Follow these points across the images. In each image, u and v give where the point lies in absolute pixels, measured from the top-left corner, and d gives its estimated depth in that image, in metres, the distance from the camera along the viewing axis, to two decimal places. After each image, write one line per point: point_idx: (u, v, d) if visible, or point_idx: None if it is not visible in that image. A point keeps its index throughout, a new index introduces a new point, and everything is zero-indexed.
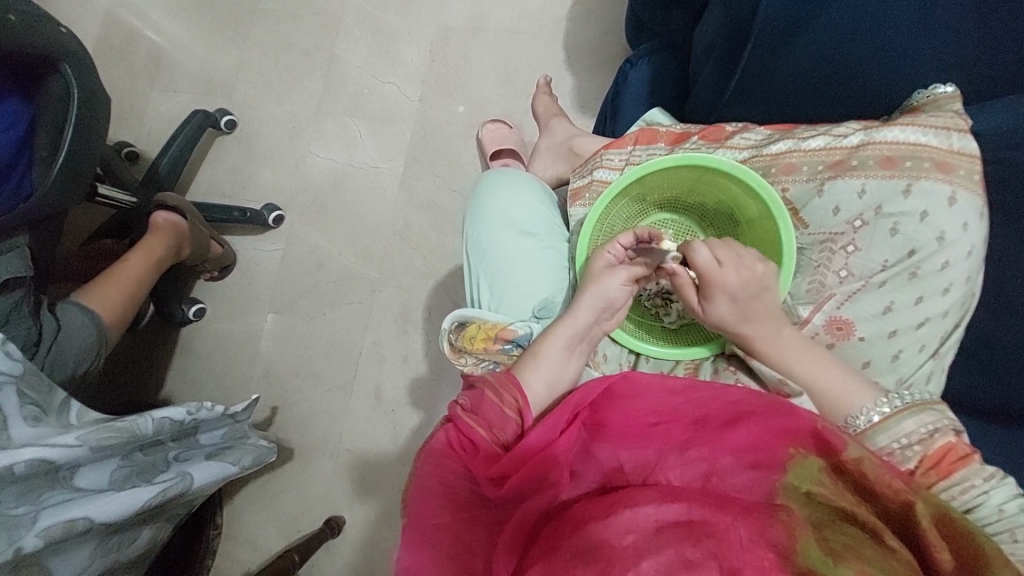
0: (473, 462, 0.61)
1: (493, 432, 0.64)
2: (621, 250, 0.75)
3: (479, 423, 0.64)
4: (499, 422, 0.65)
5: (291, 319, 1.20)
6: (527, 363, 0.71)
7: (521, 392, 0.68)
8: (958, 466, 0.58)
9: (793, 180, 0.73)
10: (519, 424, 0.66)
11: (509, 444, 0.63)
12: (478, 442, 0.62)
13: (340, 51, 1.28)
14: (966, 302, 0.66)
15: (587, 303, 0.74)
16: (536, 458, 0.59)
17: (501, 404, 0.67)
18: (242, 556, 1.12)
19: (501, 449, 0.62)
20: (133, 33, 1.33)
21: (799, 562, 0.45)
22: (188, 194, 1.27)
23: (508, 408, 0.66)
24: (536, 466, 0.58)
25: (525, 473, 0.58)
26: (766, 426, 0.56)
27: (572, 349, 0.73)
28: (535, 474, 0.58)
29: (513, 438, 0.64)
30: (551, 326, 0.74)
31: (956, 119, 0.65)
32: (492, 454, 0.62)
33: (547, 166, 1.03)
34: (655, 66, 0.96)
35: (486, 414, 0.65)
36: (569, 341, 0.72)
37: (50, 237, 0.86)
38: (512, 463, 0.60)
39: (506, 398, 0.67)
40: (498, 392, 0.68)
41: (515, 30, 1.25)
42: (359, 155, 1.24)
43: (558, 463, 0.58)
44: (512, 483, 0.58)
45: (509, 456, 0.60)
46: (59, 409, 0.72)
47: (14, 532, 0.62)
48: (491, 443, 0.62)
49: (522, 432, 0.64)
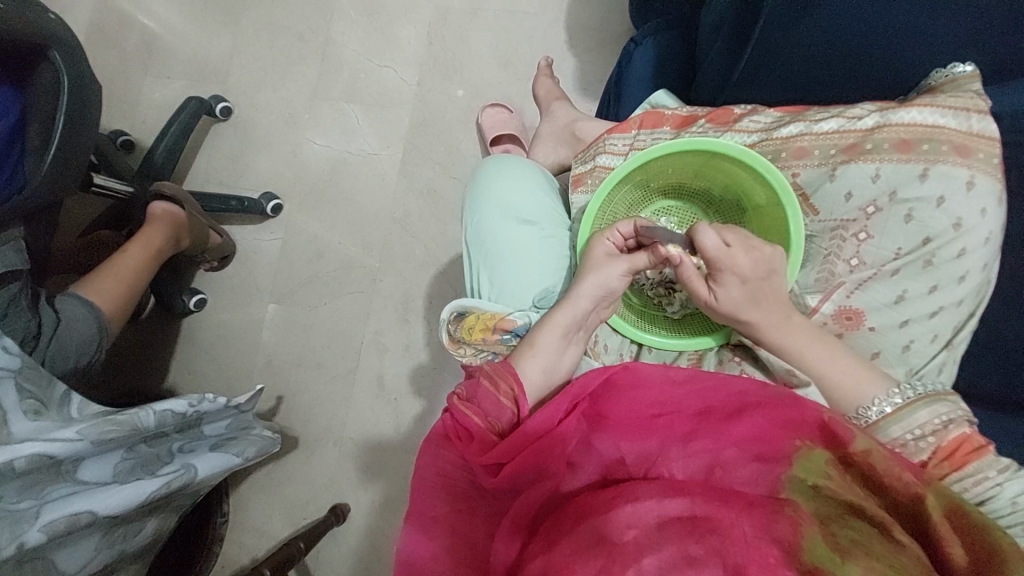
0: (468, 452, 0.59)
1: (489, 422, 0.62)
2: (620, 239, 0.74)
3: (475, 412, 0.62)
4: (494, 412, 0.63)
5: (292, 308, 1.19)
6: (523, 355, 0.69)
7: (517, 381, 0.65)
8: (972, 458, 0.56)
9: (803, 165, 0.71)
10: (515, 413, 0.64)
11: (505, 432, 0.62)
12: (474, 431, 0.61)
13: (336, 34, 1.26)
14: (981, 290, 0.63)
15: (583, 295, 0.71)
16: (533, 449, 0.56)
17: (497, 392, 0.64)
18: (249, 543, 1.13)
19: (496, 438, 0.61)
20: (125, 18, 1.30)
21: (804, 560, 0.44)
22: (185, 184, 1.25)
23: (503, 397, 0.64)
24: (536, 454, 0.56)
25: (522, 465, 0.56)
26: (773, 418, 0.54)
27: (569, 338, 0.71)
28: (533, 463, 0.56)
29: (510, 428, 0.62)
30: (548, 315, 0.72)
31: (976, 100, 0.62)
32: (489, 443, 0.60)
33: (548, 152, 1.01)
34: (660, 46, 0.93)
35: (482, 403, 0.63)
36: (567, 330, 0.70)
37: (44, 229, 0.84)
38: (508, 451, 0.58)
39: (502, 387, 0.64)
40: (493, 380, 0.66)
41: (513, 11, 1.21)
42: (358, 141, 1.22)
43: (557, 454, 0.57)
44: (507, 474, 0.56)
45: (505, 445, 0.58)
46: (60, 402, 0.70)
47: (18, 526, 0.62)
48: (487, 431, 0.61)
49: (519, 422, 0.63)
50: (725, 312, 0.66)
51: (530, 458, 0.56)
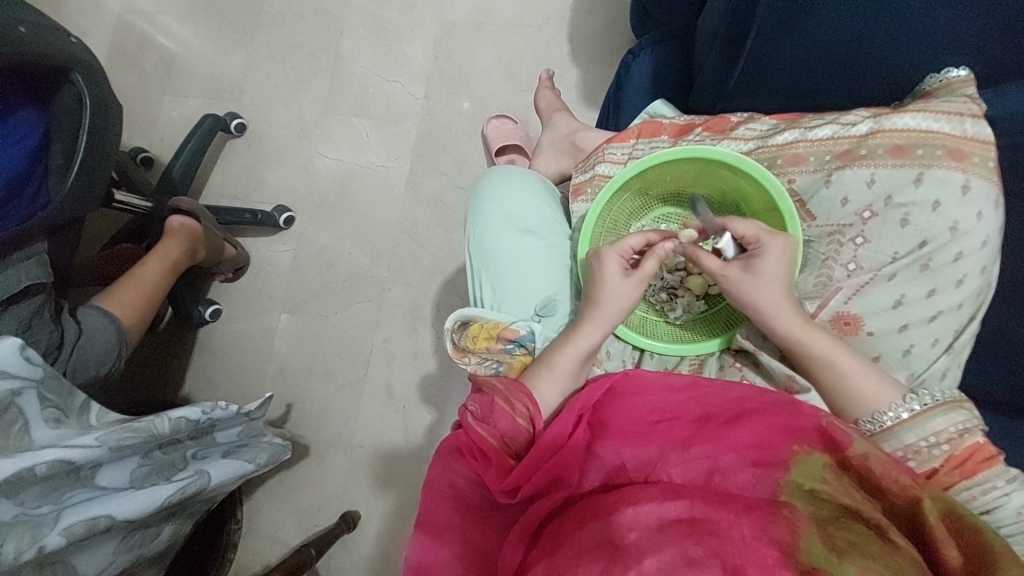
0: (487, 474, 0.58)
1: (504, 441, 0.61)
2: (629, 251, 0.74)
3: (491, 433, 0.61)
4: (510, 432, 0.62)
5: (304, 319, 1.22)
6: (536, 372, 0.69)
7: (533, 402, 0.64)
8: (983, 466, 0.57)
9: (799, 171, 0.71)
10: (530, 431, 0.62)
11: (521, 453, 0.61)
12: (490, 452, 0.59)
13: (345, 51, 1.29)
14: (981, 294, 0.63)
15: (599, 320, 0.72)
16: (548, 465, 0.57)
17: (512, 412, 0.63)
18: (261, 550, 1.14)
19: (512, 459, 0.60)
20: (144, 40, 1.35)
21: (801, 560, 0.44)
22: (200, 198, 1.29)
23: (519, 417, 0.62)
24: (549, 471, 0.57)
25: (538, 481, 0.57)
26: (771, 424, 0.55)
27: (585, 351, 0.71)
28: (550, 476, 0.57)
29: (525, 447, 0.61)
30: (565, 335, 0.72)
31: (969, 104, 0.63)
32: (506, 465, 0.59)
33: (550, 162, 1.02)
34: (658, 57, 0.94)
35: (497, 423, 0.62)
36: (585, 354, 0.70)
37: (67, 242, 0.87)
38: (524, 472, 0.57)
39: (518, 408, 0.63)
40: (508, 402, 0.64)
41: (517, 24, 1.24)
42: (367, 154, 1.25)
43: (572, 464, 0.58)
44: (525, 492, 0.56)
45: (522, 465, 0.58)
46: (79, 412, 0.72)
47: (37, 530, 0.64)
48: (502, 452, 0.60)
49: (535, 439, 0.62)
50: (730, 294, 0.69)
51: (546, 472, 0.57)
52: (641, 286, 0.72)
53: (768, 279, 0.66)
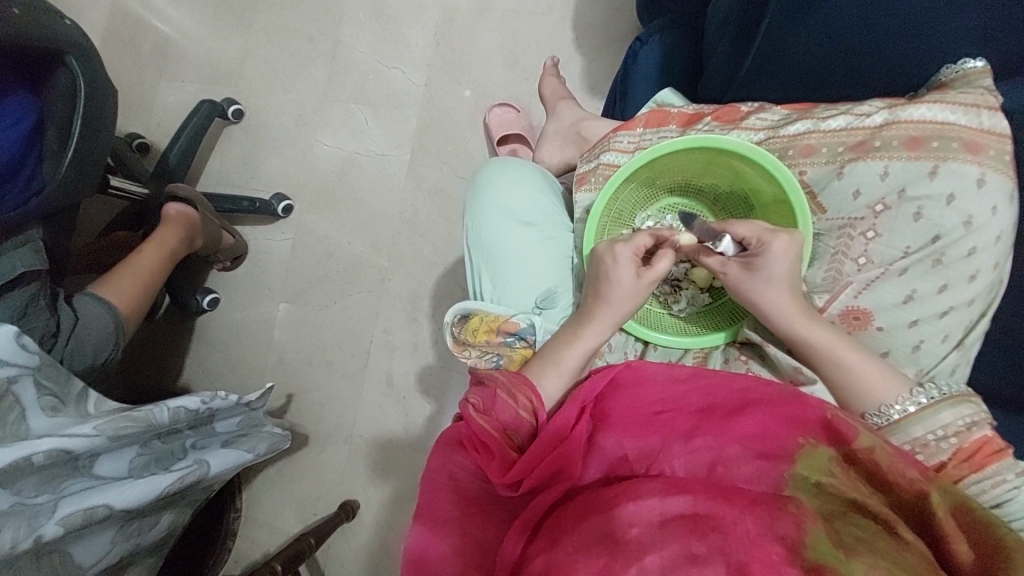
0: (489, 467, 0.57)
1: (506, 434, 0.60)
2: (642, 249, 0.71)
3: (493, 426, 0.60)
4: (513, 425, 0.61)
5: (303, 308, 1.20)
6: (539, 367, 0.68)
7: (535, 393, 0.63)
8: (993, 459, 0.56)
9: (811, 163, 0.70)
10: (532, 425, 0.62)
11: (523, 446, 0.60)
12: (491, 443, 0.58)
13: (345, 36, 1.27)
14: (993, 290, 0.62)
15: (603, 314, 0.71)
16: (549, 458, 0.56)
17: (514, 404, 0.62)
18: (261, 539, 1.14)
19: (514, 452, 0.59)
20: (139, 23, 1.32)
21: (809, 557, 0.43)
22: (197, 185, 1.27)
23: (522, 410, 0.62)
24: (552, 464, 0.56)
25: (541, 475, 0.55)
26: (775, 415, 0.54)
27: (588, 344, 0.70)
28: (551, 470, 0.56)
29: (528, 441, 0.61)
30: (569, 331, 0.71)
31: (986, 96, 0.62)
32: (508, 459, 0.58)
33: (554, 151, 1.01)
34: (665, 45, 0.93)
35: (499, 416, 0.62)
36: (588, 349, 0.70)
37: (61, 228, 0.85)
38: (526, 465, 0.57)
39: (521, 401, 0.62)
40: (511, 394, 0.63)
41: (520, 11, 1.22)
42: (366, 142, 1.23)
43: (573, 458, 0.56)
44: (529, 484, 0.55)
45: (523, 458, 0.57)
46: (76, 400, 0.71)
47: (34, 521, 0.64)
48: (504, 444, 0.59)
49: (537, 433, 0.61)
50: (738, 289, 0.67)
51: (548, 467, 0.55)
52: (650, 285, 0.70)
53: (772, 278, 0.65)
